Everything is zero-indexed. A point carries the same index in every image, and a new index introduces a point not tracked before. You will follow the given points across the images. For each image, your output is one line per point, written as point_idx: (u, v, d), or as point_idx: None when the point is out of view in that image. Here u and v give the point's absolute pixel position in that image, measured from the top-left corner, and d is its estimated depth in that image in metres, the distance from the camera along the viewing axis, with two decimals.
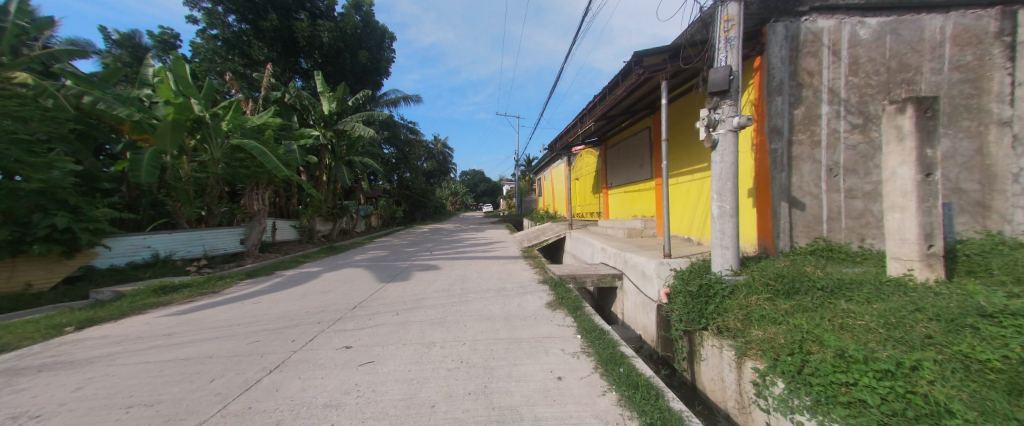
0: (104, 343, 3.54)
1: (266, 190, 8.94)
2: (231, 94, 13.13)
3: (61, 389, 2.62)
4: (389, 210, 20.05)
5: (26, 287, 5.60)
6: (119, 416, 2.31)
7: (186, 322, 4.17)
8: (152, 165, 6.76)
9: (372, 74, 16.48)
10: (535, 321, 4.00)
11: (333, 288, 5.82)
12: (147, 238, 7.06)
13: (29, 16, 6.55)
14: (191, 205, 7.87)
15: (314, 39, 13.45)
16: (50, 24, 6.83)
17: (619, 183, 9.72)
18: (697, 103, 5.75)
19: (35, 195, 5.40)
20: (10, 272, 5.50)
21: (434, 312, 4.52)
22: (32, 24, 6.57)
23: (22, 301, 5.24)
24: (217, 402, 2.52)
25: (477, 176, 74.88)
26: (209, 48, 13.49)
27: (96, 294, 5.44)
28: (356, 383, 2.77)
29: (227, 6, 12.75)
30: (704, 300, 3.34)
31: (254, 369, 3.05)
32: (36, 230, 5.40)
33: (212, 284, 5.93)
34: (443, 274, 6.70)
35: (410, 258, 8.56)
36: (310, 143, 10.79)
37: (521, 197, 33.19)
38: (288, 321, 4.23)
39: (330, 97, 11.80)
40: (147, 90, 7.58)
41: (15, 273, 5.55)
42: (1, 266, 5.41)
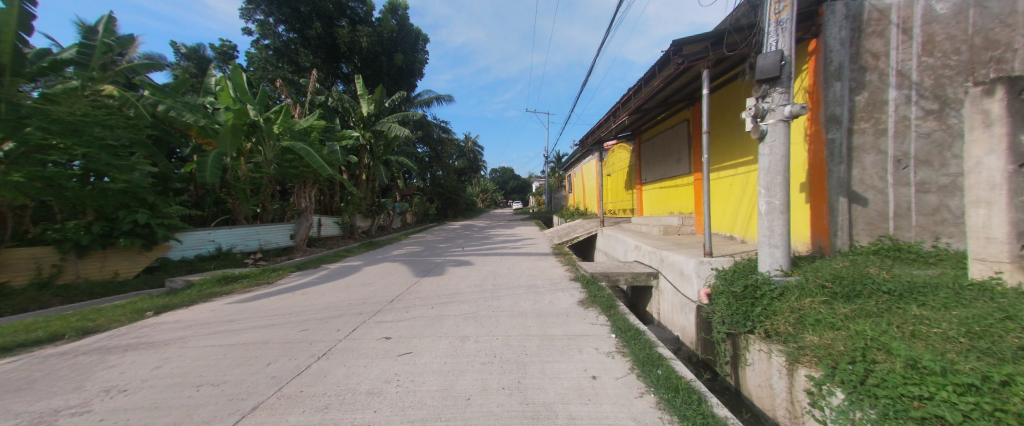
0: (177, 327, 3.95)
1: (312, 188, 9.54)
2: (280, 99, 14.12)
3: (143, 367, 2.96)
4: (423, 207, 20.73)
5: (114, 276, 6.28)
6: (191, 393, 2.57)
7: (244, 310, 4.56)
8: (215, 166, 7.42)
9: (407, 76, 17.04)
10: (567, 319, 3.96)
11: (372, 281, 6.10)
12: (210, 232, 7.74)
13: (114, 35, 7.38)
14: (247, 203, 8.60)
15: (354, 45, 14.15)
16: (131, 41, 7.66)
17: (654, 179, 9.37)
18: (743, 92, 5.42)
19: (120, 195, 6.08)
20: (102, 263, 6.21)
21: (467, 307, 4.61)
22: (119, 42, 7.40)
23: (112, 287, 5.96)
24: (272, 385, 2.73)
25: (507, 174, 75.46)
26: (262, 57, 14.56)
27: (171, 282, 6.08)
28: (396, 373, 2.90)
29: (277, 17, 13.67)
30: (750, 301, 3.15)
31: (304, 355, 3.28)
32: (122, 226, 6.12)
33: (267, 275, 6.44)
34: (475, 269, 6.83)
35: (443, 254, 8.79)
36: (350, 143, 11.38)
37: (551, 194, 32.92)
38: (332, 312, 4.49)
39: (369, 99, 12.36)
40: (210, 98, 8.33)
41: (106, 263, 6.26)
42: (95, 257, 6.12)
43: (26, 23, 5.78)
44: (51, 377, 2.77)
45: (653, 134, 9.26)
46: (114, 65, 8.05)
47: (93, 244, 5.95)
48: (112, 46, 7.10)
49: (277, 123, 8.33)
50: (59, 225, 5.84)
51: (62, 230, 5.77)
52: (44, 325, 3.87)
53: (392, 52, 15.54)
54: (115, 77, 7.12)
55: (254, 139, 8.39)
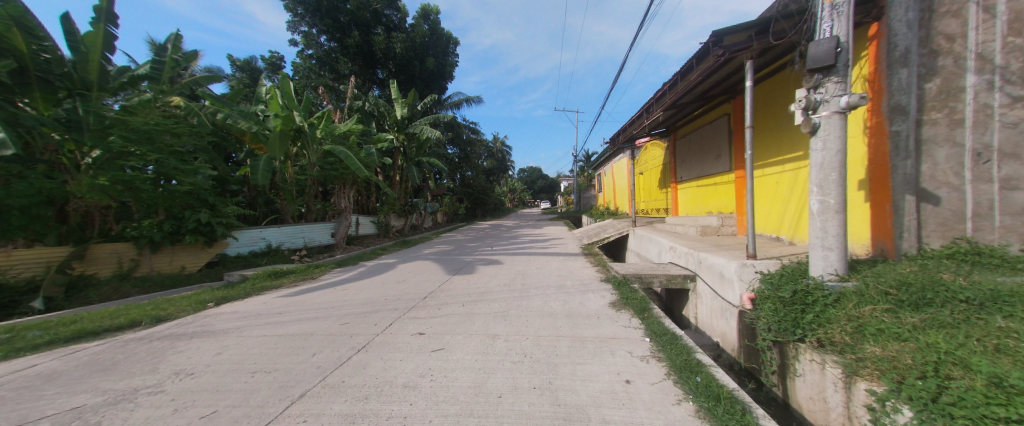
0: (235, 317, 4.31)
1: (351, 189, 10.06)
2: (322, 105, 14.97)
3: (206, 353, 3.25)
4: (453, 207, 21.19)
5: (182, 270, 6.97)
6: (248, 378, 2.80)
7: (291, 303, 4.89)
8: (266, 169, 8.01)
9: (438, 79, 17.50)
10: (598, 321, 3.90)
11: (406, 278, 6.34)
12: (262, 231, 8.35)
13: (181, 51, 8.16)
14: (294, 203, 9.23)
15: (389, 51, 14.73)
16: (195, 56, 8.44)
17: (691, 177, 8.99)
18: (791, 84, 5.08)
19: (186, 196, 6.72)
20: (172, 257, 6.88)
21: (497, 306, 4.66)
22: (184, 57, 8.16)
23: (180, 279, 6.60)
24: (317, 374, 2.90)
25: (535, 174, 75.37)
26: (305, 66, 15.51)
27: (229, 275, 6.64)
28: (430, 368, 2.99)
29: (320, 28, 14.41)
30: (800, 308, 2.93)
31: (346, 347, 3.46)
32: (187, 225, 6.75)
33: (311, 271, 6.88)
34: (504, 269, 6.88)
35: (473, 253, 8.94)
36: (386, 146, 11.87)
37: (580, 194, 32.50)
38: (370, 307, 4.70)
39: (402, 103, 12.83)
40: (261, 106, 8.99)
41: (176, 258, 6.93)
42: (166, 253, 6.80)
43: (110, 44, 6.53)
44: (134, 359, 3.13)
45: (689, 130, 8.89)
46: (181, 79, 8.91)
47: (164, 240, 6.60)
48: (179, 61, 7.85)
49: (320, 128, 8.87)
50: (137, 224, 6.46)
51: (139, 228, 6.41)
52: (125, 313, 4.36)
53: (424, 57, 16.03)
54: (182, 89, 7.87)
55: (299, 143, 8.96)
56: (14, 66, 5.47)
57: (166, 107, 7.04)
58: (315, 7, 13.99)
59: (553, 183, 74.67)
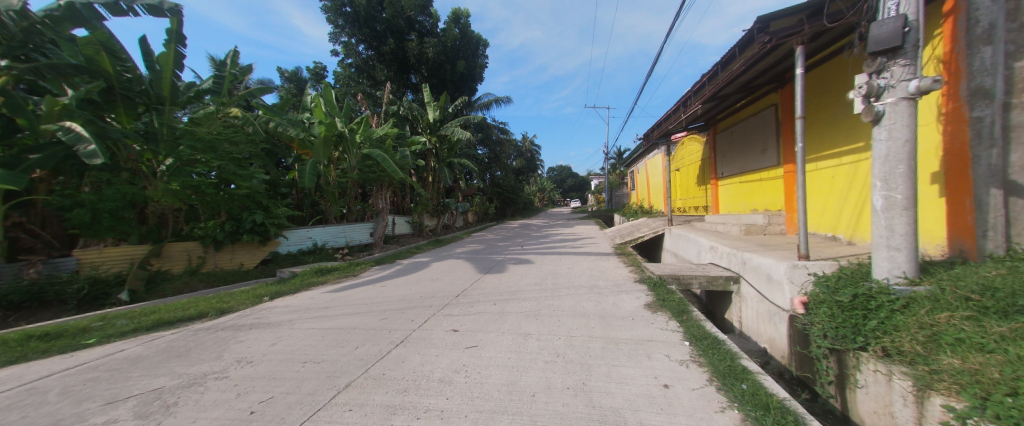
0: (286, 311, 4.66)
1: (387, 191, 10.52)
2: (360, 111, 15.75)
3: (263, 343, 3.54)
4: (483, 207, 21.48)
5: (241, 266, 7.62)
6: (299, 368, 3.01)
7: (335, 298, 5.20)
8: (312, 173, 8.56)
9: (468, 81, 17.83)
10: (633, 322, 3.79)
11: (440, 276, 6.52)
12: (309, 230, 8.92)
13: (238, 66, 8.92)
14: (336, 204, 9.81)
15: (422, 56, 15.21)
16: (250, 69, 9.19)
17: (733, 172, 8.51)
18: (849, 69, 4.66)
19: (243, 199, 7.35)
20: (232, 255, 7.54)
21: (529, 305, 4.67)
22: (240, 71, 8.89)
23: (239, 275, 7.23)
24: (360, 366, 3.07)
25: (564, 172, 74.57)
26: (345, 75, 16.32)
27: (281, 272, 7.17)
28: (464, 364, 3.06)
29: (358, 37, 15.08)
30: (861, 314, 2.68)
31: (385, 341, 3.62)
32: (244, 225, 7.37)
33: (353, 269, 7.26)
34: (535, 268, 6.88)
35: (504, 252, 9.02)
36: (419, 148, 12.26)
37: (612, 192, 31.69)
38: (406, 303, 4.89)
39: (434, 106, 13.19)
40: (306, 114, 9.61)
41: (235, 255, 7.59)
42: (227, 251, 7.45)
43: (179, 62, 7.26)
44: (202, 346, 3.48)
45: (731, 122, 8.41)
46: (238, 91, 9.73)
47: (225, 239, 7.25)
48: (235, 74, 8.57)
49: (359, 132, 9.35)
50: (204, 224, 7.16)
51: (204, 228, 7.06)
52: (194, 305, 4.85)
53: (455, 60, 16.40)
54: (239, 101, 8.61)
55: (340, 148, 9.49)
56: (104, 86, 6.24)
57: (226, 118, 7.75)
58: (354, 17, 14.66)
59: (583, 181, 73.53)
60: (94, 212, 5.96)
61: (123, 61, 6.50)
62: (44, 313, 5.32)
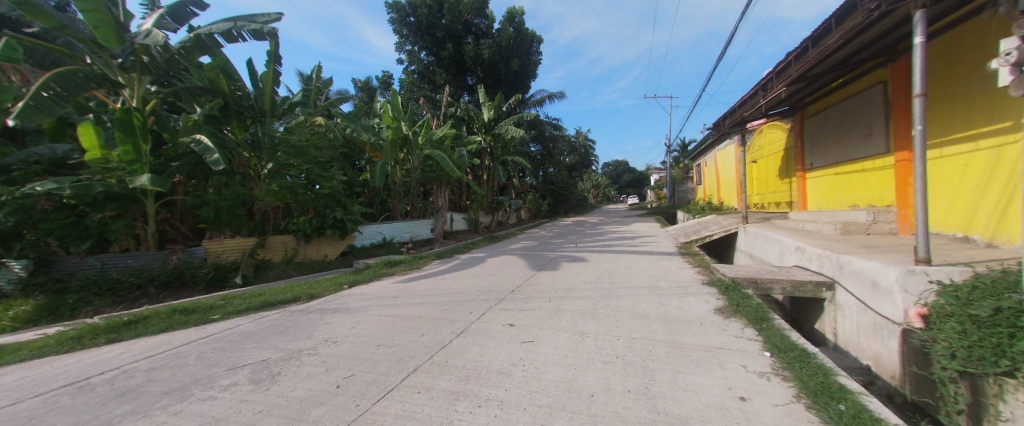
0: (361, 298, 5.17)
1: (446, 189, 11.18)
2: (421, 114, 16.74)
3: (344, 326, 3.98)
4: (536, 204, 21.52)
5: (325, 257, 8.60)
6: (373, 350, 3.32)
7: (402, 289, 5.63)
8: (381, 173, 9.35)
9: (522, 79, 17.97)
10: (701, 327, 3.53)
11: (496, 271, 6.71)
12: (378, 226, 9.77)
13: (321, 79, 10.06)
14: (402, 202, 10.62)
15: (478, 58, 15.67)
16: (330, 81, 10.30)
17: (826, 163, 7.43)
18: (993, 32, 3.79)
19: (326, 197, 8.27)
20: (319, 247, 8.56)
21: (585, 303, 4.59)
22: (323, 84, 10.01)
23: (324, 265, 8.19)
24: (426, 352, 3.29)
25: (620, 168, 71.77)
26: (408, 81, 17.32)
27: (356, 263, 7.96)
28: (521, 358, 3.11)
29: (420, 45, 15.97)
30: (1005, 331, 2.13)
31: (447, 331, 3.83)
32: (327, 221, 8.31)
33: (416, 262, 7.79)
34: (590, 266, 6.73)
35: (559, 249, 8.97)
36: (475, 147, 12.70)
37: (674, 187, 29.64)
38: (465, 296, 5.12)
39: (489, 106, 13.54)
40: (376, 120, 10.49)
41: (321, 247, 8.60)
42: (315, 243, 8.47)
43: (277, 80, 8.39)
44: (296, 326, 4.00)
45: (824, 105, 7.34)
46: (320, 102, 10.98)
47: (313, 232, 8.23)
48: (319, 87, 9.65)
49: (422, 135, 9.97)
50: (296, 220, 8.21)
51: (297, 223, 8.12)
52: (289, 290, 5.61)
53: (509, 59, 16.68)
54: (322, 111, 9.70)
55: (405, 150, 10.21)
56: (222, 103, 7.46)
57: (313, 126, 8.78)
58: (416, 26, 15.56)
59: (640, 177, 69.94)
60: (216, 209, 7.07)
61: (236, 81, 7.69)
62: (184, 292, 6.53)
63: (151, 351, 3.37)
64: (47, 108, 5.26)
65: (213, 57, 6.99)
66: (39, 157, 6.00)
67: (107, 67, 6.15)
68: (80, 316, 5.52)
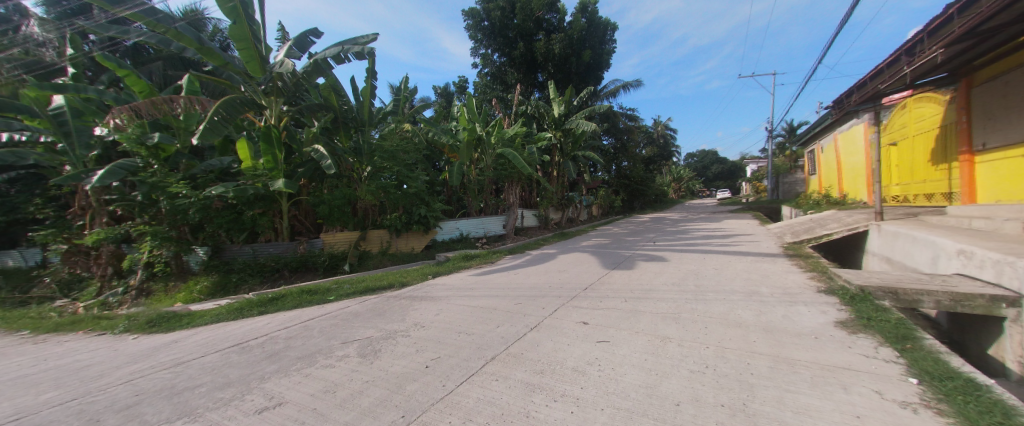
0: (444, 288, 5.62)
1: (517, 186, 11.44)
2: (494, 114, 17.36)
3: (430, 313, 4.37)
4: (609, 200, 20.63)
5: (412, 249, 9.54)
6: (455, 337, 3.58)
7: (478, 281, 5.98)
8: (459, 172, 10.01)
9: (594, 71, 17.43)
10: (814, 342, 3.01)
11: (567, 268, 6.67)
12: (456, 222, 10.54)
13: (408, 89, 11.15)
14: (476, 199, 11.25)
15: (549, 53, 15.63)
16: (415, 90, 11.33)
17: (1008, 142, 5.67)
18: None
19: (412, 196, 9.18)
20: (407, 240, 9.51)
21: (666, 306, 4.28)
22: (410, 93, 11.09)
23: (411, 256, 9.10)
24: (502, 343, 3.42)
25: (708, 158, 64.51)
26: (482, 83, 18.09)
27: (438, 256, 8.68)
28: (597, 357, 3.04)
29: (493, 47, 16.49)
30: None
31: (522, 324, 3.94)
32: (414, 217, 9.23)
33: (490, 257, 8.15)
34: (672, 267, 6.24)
35: (634, 247, 8.52)
36: (545, 143, 12.74)
37: (778, 179, 25.51)
38: (537, 292, 5.19)
39: (560, 101, 13.45)
40: (454, 123, 11.24)
41: (409, 241, 9.56)
42: (404, 237, 9.44)
43: (373, 93, 9.54)
44: (390, 310, 4.53)
45: (1007, 66, 5.59)
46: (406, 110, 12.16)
47: (402, 227, 9.20)
48: (406, 96, 10.70)
49: (495, 135, 10.40)
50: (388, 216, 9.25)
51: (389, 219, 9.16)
52: (384, 277, 6.38)
53: (581, 51, 16.34)
54: (408, 118, 10.75)
55: (479, 150, 10.75)
56: (333, 117, 8.77)
57: (401, 132, 9.79)
58: (490, 30, 16.11)
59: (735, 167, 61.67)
60: (330, 207, 8.29)
61: (342, 97, 8.98)
62: (308, 275, 7.90)
63: (286, 323, 4.15)
64: (217, 128, 6.72)
65: (326, 78, 8.23)
66: (214, 168, 7.86)
67: (255, 93, 7.67)
68: (241, 291, 7.09)
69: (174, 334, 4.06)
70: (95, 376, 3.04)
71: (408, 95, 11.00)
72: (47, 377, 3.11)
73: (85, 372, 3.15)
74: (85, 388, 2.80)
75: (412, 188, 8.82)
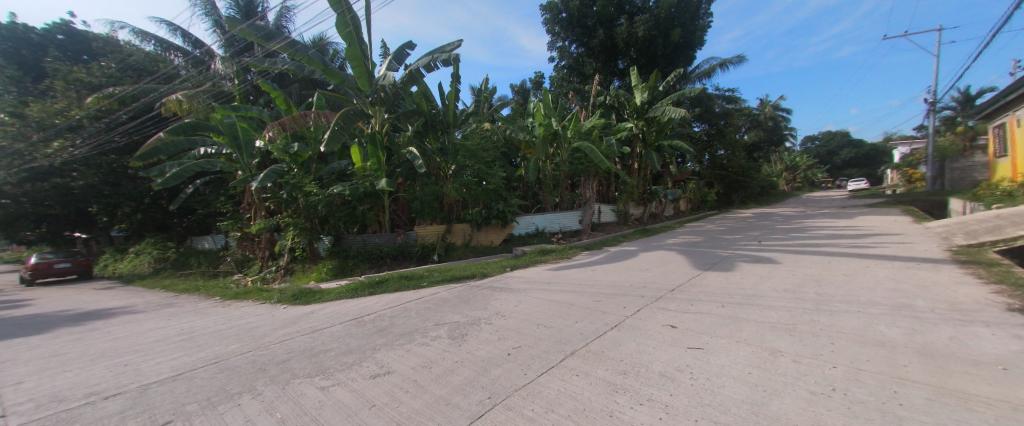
0: (522, 281, 5.78)
1: (594, 180, 11.16)
2: (571, 107, 17.09)
3: (509, 304, 4.55)
4: (700, 193, 18.58)
5: (492, 242, 10.01)
6: (534, 329, 3.65)
7: (555, 276, 6.00)
8: (535, 168, 10.18)
9: (684, 51, 15.87)
10: (1004, 375, 2.27)
11: (651, 267, 6.24)
12: (532, 217, 10.75)
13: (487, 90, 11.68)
14: (552, 194, 11.28)
15: (631, 37, 14.64)
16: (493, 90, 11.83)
17: None
18: None
19: (490, 191, 9.65)
20: (487, 234, 10.01)
21: (776, 315, 3.70)
22: (489, 93, 11.63)
23: (490, 249, 9.57)
24: (582, 339, 3.39)
25: (835, 141, 53.05)
26: (558, 77, 17.87)
27: (516, 250, 8.97)
28: (689, 364, 2.80)
29: (571, 39, 16.10)
30: None
31: (602, 321, 3.84)
32: (493, 212, 9.68)
33: (567, 252, 8.08)
34: (782, 270, 5.36)
35: (730, 247, 7.53)
36: (625, 134, 12.14)
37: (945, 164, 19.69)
38: (618, 289, 4.99)
39: (642, 88, 12.60)
40: (530, 119, 11.42)
41: (490, 234, 10.04)
42: (485, 230, 9.94)
43: (457, 96, 10.23)
44: (474, 298, 4.84)
45: None
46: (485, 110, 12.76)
47: (483, 221, 9.70)
48: (486, 97, 11.22)
49: (571, 128, 10.30)
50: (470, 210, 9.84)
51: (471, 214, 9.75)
52: (467, 268, 6.87)
53: (668, 31, 14.98)
54: (487, 116, 11.28)
55: (555, 144, 10.76)
56: (423, 121, 9.71)
57: (481, 131, 10.34)
58: (568, 21, 15.73)
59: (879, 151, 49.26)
60: (422, 203, 9.15)
61: (431, 101, 9.84)
62: (405, 263, 8.89)
63: (389, 304, 4.78)
64: (338, 136, 7.96)
65: (419, 86, 9.12)
66: (335, 171, 9.42)
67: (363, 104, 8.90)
68: (355, 273, 8.40)
69: (310, 306, 5.02)
70: (260, 334, 3.94)
71: (487, 95, 11.53)
72: (232, 333, 4.13)
73: (254, 331, 4.10)
74: (255, 343, 3.65)
75: (491, 184, 9.31)
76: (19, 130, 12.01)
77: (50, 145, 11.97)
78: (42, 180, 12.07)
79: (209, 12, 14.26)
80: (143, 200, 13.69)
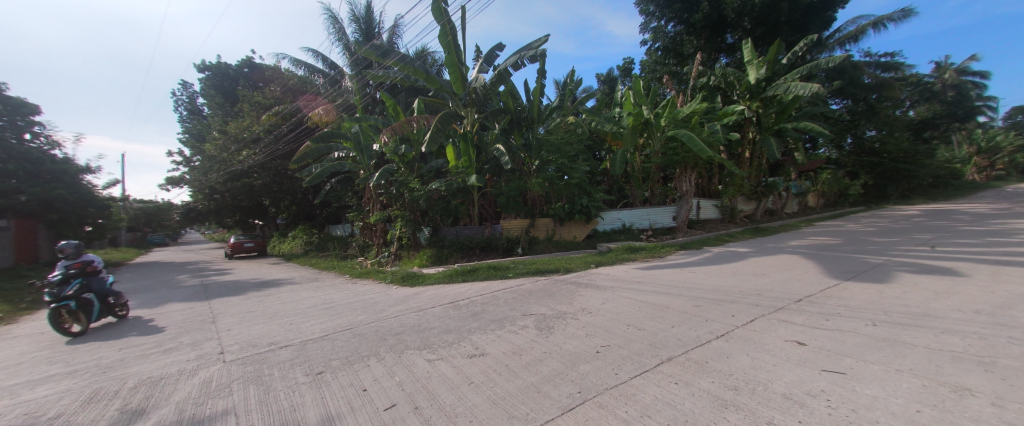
0: (609, 278, 5.56)
1: (692, 172, 10.13)
2: (666, 92, 15.70)
3: (597, 301, 4.43)
4: (835, 186, 15.20)
5: (575, 238, 9.84)
6: (623, 329, 3.48)
7: (646, 275, 5.62)
8: (622, 161, 9.66)
9: (821, 12, 13.27)
10: None
11: (767, 272, 5.35)
12: (618, 213, 10.26)
13: (573, 82, 11.44)
14: (640, 188, 10.54)
15: (745, 6, 12.49)
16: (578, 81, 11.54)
17: None
18: None
19: (573, 187, 9.47)
20: (570, 230, 9.86)
21: (961, 343, 2.80)
22: (574, 85, 11.41)
23: (573, 245, 9.43)
24: (680, 345, 3.10)
25: None
26: (651, 60, 16.44)
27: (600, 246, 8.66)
28: (824, 390, 2.32)
29: (668, 17, 14.49)
30: None
31: (704, 329, 3.44)
32: (577, 206, 9.53)
33: (658, 250, 7.50)
34: (968, 285, 4.05)
35: (883, 252, 5.97)
36: (733, 118, 10.64)
37: None
38: (724, 295, 4.42)
39: (758, 63, 10.80)
40: (618, 109, 10.84)
41: (573, 230, 9.89)
42: (568, 225, 9.83)
43: (542, 91, 10.30)
44: (560, 292, 4.85)
45: None
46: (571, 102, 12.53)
47: (565, 216, 9.60)
48: (571, 90, 11.05)
49: (665, 115, 9.48)
50: (553, 205, 9.83)
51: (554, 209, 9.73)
52: (552, 262, 6.92)
53: None
54: (572, 109, 11.05)
55: (646, 134, 10.03)
56: (509, 118, 10.07)
57: (565, 125, 10.24)
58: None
59: None
60: (507, 197, 9.55)
61: (517, 99, 10.11)
62: (492, 254, 9.37)
63: (481, 291, 5.12)
64: (436, 137, 8.78)
65: (507, 85, 9.45)
66: (433, 169, 10.45)
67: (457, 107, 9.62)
68: (449, 262, 9.22)
69: (415, 288, 5.71)
70: (379, 309, 4.64)
71: (572, 87, 11.29)
72: (358, 306, 4.96)
73: (374, 306, 4.84)
74: (375, 316, 4.31)
75: (574, 178, 9.16)
76: (223, 143, 16.24)
77: (240, 154, 15.94)
78: (235, 180, 16.16)
79: (340, 39, 17.06)
80: (297, 195, 17.57)
